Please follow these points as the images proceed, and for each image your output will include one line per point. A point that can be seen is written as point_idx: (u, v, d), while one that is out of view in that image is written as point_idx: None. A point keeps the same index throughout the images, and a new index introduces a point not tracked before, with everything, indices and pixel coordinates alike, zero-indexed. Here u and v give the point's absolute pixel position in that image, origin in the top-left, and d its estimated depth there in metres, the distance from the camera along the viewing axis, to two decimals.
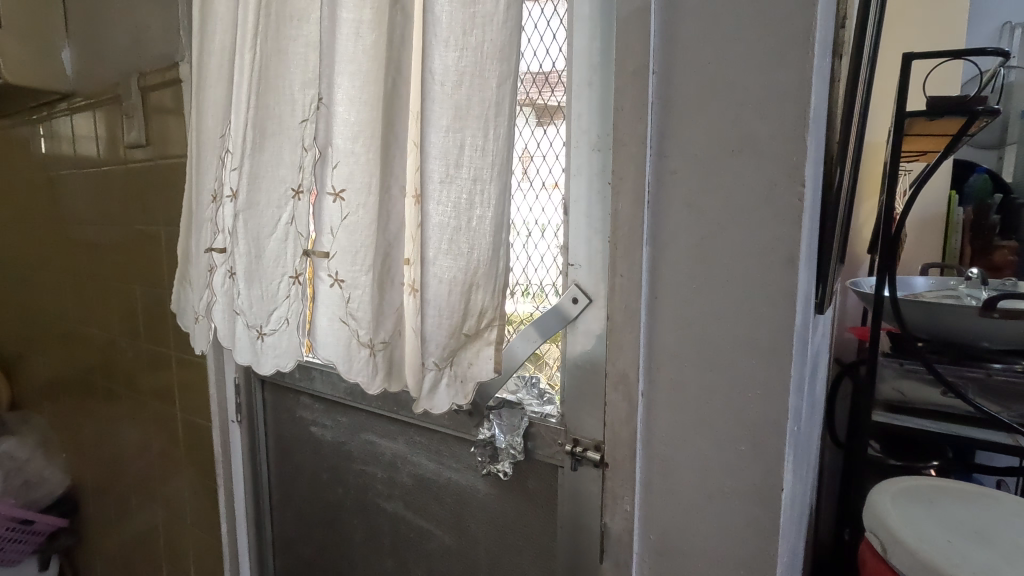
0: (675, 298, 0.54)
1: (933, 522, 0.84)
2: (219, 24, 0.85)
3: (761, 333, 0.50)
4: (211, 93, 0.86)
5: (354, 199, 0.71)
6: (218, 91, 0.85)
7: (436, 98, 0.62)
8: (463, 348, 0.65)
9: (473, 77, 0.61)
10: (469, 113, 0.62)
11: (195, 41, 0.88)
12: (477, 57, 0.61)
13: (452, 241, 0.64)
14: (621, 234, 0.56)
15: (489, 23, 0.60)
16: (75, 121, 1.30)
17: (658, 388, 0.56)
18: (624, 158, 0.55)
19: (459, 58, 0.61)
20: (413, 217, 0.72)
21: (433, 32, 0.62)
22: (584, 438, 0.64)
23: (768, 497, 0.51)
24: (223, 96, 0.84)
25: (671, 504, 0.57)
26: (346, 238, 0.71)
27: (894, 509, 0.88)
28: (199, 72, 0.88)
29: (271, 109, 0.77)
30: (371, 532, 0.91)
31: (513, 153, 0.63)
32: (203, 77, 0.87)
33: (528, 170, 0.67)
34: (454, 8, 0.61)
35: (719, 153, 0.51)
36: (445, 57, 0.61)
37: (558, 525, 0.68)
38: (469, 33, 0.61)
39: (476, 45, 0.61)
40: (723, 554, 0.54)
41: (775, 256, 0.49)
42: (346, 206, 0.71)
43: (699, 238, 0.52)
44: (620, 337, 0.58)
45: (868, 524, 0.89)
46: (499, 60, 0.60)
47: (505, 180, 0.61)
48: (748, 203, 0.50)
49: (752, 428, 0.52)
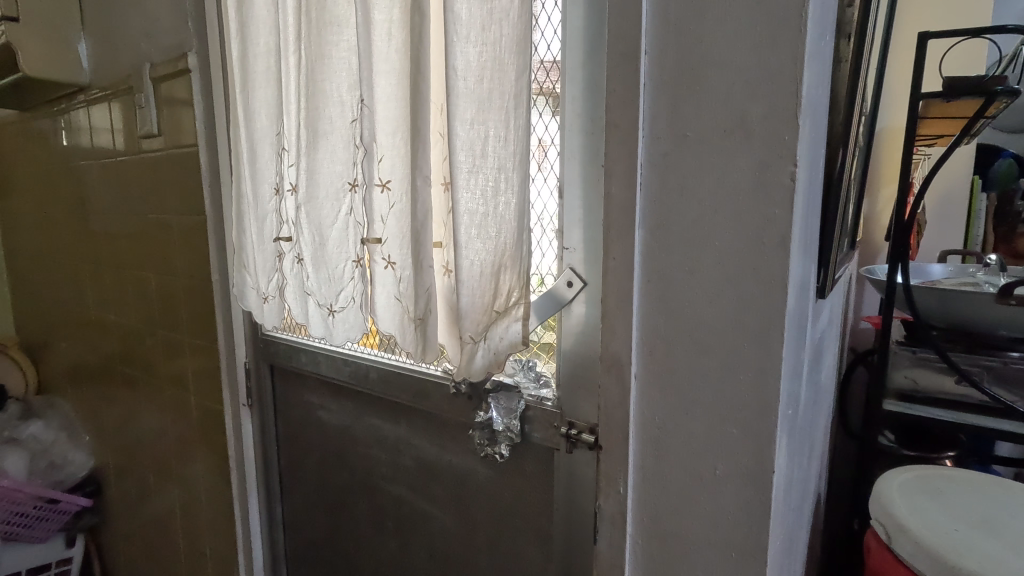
0: (669, 282, 0.54)
1: (941, 512, 0.82)
2: (258, 26, 0.85)
3: (753, 315, 0.50)
4: (254, 91, 0.87)
5: (400, 190, 0.74)
6: (267, 92, 0.86)
7: (461, 86, 0.62)
8: (493, 324, 0.65)
9: (493, 70, 0.62)
10: (491, 105, 0.62)
11: (235, 35, 0.89)
12: (496, 52, 0.61)
13: (482, 227, 0.64)
14: (614, 217, 0.56)
15: (506, 17, 0.61)
16: (92, 113, 1.33)
17: (649, 371, 0.56)
18: (615, 140, 0.55)
19: (480, 53, 0.62)
20: (442, 203, 0.72)
21: (453, 29, 0.62)
22: (579, 421, 0.65)
23: (759, 479, 0.52)
24: (256, 92, 0.87)
25: (663, 487, 0.57)
26: (394, 223, 0.74)
27: (901, 499, 0.87)
28: (241, 71, 0.89)
29: (319, 110, 0.78)
30: (375, 515, 0.93)
31: (529, 143, 0.64)
32: (248, 76, 0.88)
33: (539, 157, 0.66)
34: (473, 4, 0.61)
35: (708, 135, 0.50)
36: (467, 53, 0.62)
37: (554, 508, 0.69)
38: (487, 29, 0.61)
39: (496, 39, 0.61)
40: (714, 537, 0.55)
41: (768, 238, 0.49)
42: (392, 196, 0.74)
43: (690, 221, 0.52)
44: (613, 321, 0.57)
45: (874, 513, 0.88)
46: (516, 53, 0.61)
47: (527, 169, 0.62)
48: (741, 184, 0.49)
49: (745, 410, 0.52)
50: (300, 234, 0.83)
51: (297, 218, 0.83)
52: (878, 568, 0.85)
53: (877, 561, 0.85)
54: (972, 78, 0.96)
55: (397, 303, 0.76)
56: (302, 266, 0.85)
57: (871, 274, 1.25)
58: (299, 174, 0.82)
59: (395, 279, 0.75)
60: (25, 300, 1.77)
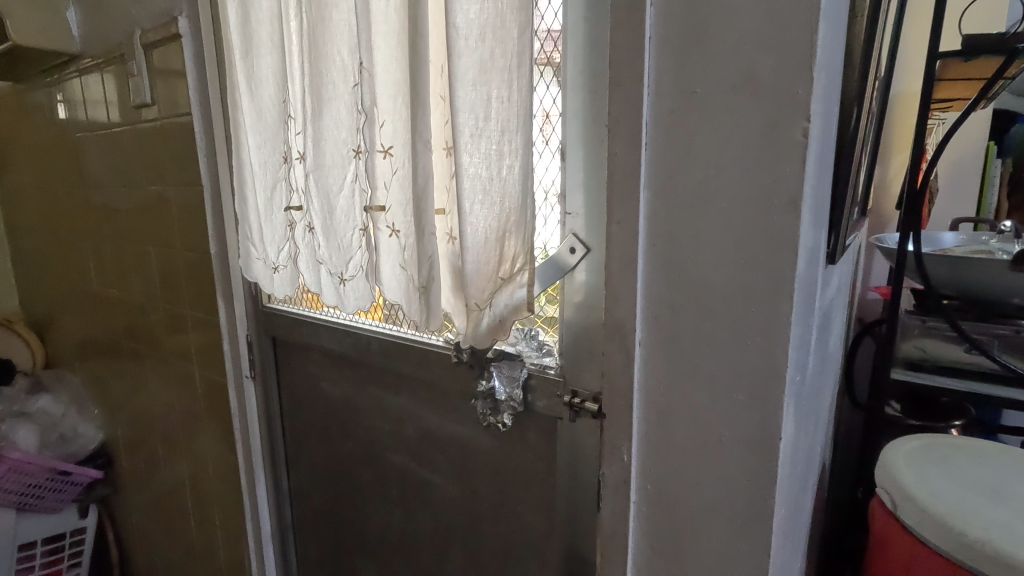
0: (674, 246, 0.52)
1: (947, 480, 0.82)
2: None
3: (761, 279, 0.49)
4: (253, 57, 0.85)
5: (402, 155, 0.71)
6: (268, 56, 0.83)
7: (462, 44, 0.60)
8: (498, 292, 0.64)
9: (495, 28, 0.59)
10: (494, 64, 0.60)
11: None
12: (498, 8, 0.59)
13: (485, 191, 0.63)
14: (617, 180, 0.54)
15: None
16: (85, 84, 1.31)
17: (651, 338, 0.55)
18: (619, 98, 0.52)
19: (482, 10, 0.59)
20: (445, 168, 0.70)
21: None
22: (582, 390, 0.64)
23: (764, 445, 0.51)
24: (256, 58, 0.85)
25: (667, 456, 0.56)
26: (398, 190, 0.72)
27: (907, 466, 0.86)
28: (239, 35, 0.86)
29: (320, 74, 0.76)
30: (379, 485, 0.93)
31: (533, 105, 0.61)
32: (249, 41, 0.85)
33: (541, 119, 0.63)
34: None
35: (716, 89, 0.48)
36: (469, 10, 0.59)
37: (557, 477, 0.69)
38: None
39: None
40: (717, 504, 0.54)
41: (777, 198, 0.47)
42: (395, 163, 0.72)
43: (696, 181, 0.50)
44: (617, 288, 0.56)
45: (879, 480, 0.87)
46: (518, 9, 0.58)
47: (530, 130, 0.60)
48: (751, 142, 0.47)
49: (751, 377, 0.50)
50: (308, 202, 0.82)
51: (305, 186, 0.81)
52: (883, 535, 0.84)
53: (881, 529, 0.85)
54: (993, 36, 0.92)
55: (402, 269, 0.74)
56: (312, 235, 0.84)
57: (882, 242, 1.22)
58: (307, 143, 0.80)
59: (398, 247, 0.74)
60: (29, 275, 1.77)
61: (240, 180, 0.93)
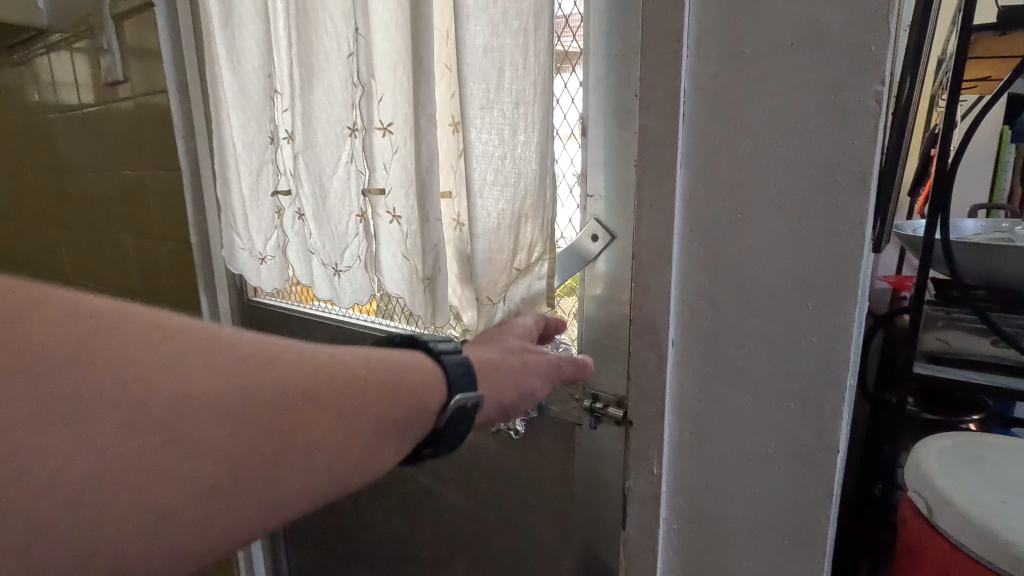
0: (717, 232, 0.45)
1: (986, 481, 0.76)
2: None
3: (820, 269, 0.42)
4: (234, 27, 0.77)
5: (404, 132, 0.64)
6: (252, 24, 0.75)
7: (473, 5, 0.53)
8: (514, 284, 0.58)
9: None
10: (507, 26, 0.53)
11: None
12: None
13: (499, 171, 0.57)
14: (648, 156, 0.47)
15: None
16: (54, 63, 1.22)
17: (686, 338, 0.49)
18: (652, 62, 0.45)
19: None
20: (451, 146, 0.63)
21: None
22: (604, 393, 0.57)
23: (819, 458, 0.45)
24: (236, 27, 0.77)
25: (704, 468, 0.50)
26: (400, 171, 0.65)
27: (940, 467, 0.80)
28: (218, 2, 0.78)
29: (310, 44, 0.68)
30: (376, 492, 0.87)
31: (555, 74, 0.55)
32: (229, 9, 0.77)
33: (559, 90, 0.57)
34: None
35: (770, 48, 0.41)
36: None
37: (574, 488, 0.62)
38: None
39: None
40: (762, 523, 0.48)
41: (841, 176, 0.40)
42: (396, 141, 0.64)
43: (744, 157, 0.43)
44: (647, 280, 0.49)
45: (912, 483, 0.81)
46: None
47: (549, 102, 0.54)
48: (811, 110, 0.40)
49: (805, 381, 0.44)
50: (298, 187, 0.74)
51: (295, 167, 0.74)
52: (921, 546, 0.78)
53: (915, 534, 0.79)
54: None
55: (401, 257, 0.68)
56: (302, 222, 0.77)
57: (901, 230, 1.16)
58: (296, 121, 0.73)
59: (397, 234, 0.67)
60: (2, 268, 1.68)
61: (222, 163, 0.85)
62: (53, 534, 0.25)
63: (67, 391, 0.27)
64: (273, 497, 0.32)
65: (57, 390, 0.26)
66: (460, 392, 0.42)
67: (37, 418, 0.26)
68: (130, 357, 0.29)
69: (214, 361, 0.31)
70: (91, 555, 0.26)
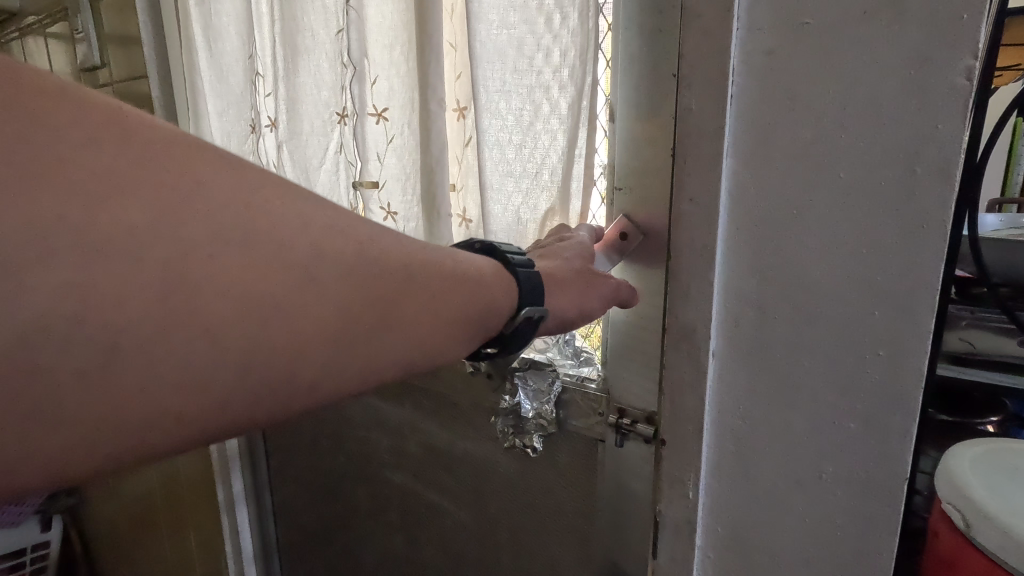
0: (768, 230, 0.40)
1: None
2: None
3: (891, 274, 0.37)
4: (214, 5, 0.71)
5: (401, 120, 0.59)
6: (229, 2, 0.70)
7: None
8: None
9: None
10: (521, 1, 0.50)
11: None
12: None
13: (512, 158, 0.55)
14: (689, 144, 0.41)
15: None
16: (29, 47, 1.15)
17: (729, 350, 0.43)
18: (696, 36, 0.40)
19: None
20: (457, 134, 0.58)
21: None
22: (632, 408, 0.52)
23: (882, 487, 0.40)
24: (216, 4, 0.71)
25: (746, 494, 0.45)
26: (395, 160, 0.60)
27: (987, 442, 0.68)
28: None
29: (296, 21, 0.62)
30: (376, 506, 0.81)
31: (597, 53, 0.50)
32: None
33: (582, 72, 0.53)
34: None
35: (838, 18, 0.35)
36: None
37: (596, 509, 0.57)
38: None
39: None
40: (815, 556, 0.43)
41: (921, 166, 0.35)
42: (391, 129, 0.60)
43: (802, 144, 0.38)
44: (685, 283, 0.44)
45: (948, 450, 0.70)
46: None
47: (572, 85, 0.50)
48: (884, 90, 0.35)
49: (868, 400, 0.39)
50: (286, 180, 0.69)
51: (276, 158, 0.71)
52: (945, 554, 0.60)
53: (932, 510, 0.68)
54: None
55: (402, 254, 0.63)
56: None
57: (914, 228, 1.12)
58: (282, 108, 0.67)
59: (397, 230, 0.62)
60: None
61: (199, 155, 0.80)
62: (210, 355, 0.29)
63: (215, 237, 0.29)
64: (369, 363, 0.35)
65: (207, 235, 0.29)
66: (529, 304, 0.43)
67: (200, 252, 0.29)
68: (268, 219, 0.32)
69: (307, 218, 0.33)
70: (237, 378, 0.30)
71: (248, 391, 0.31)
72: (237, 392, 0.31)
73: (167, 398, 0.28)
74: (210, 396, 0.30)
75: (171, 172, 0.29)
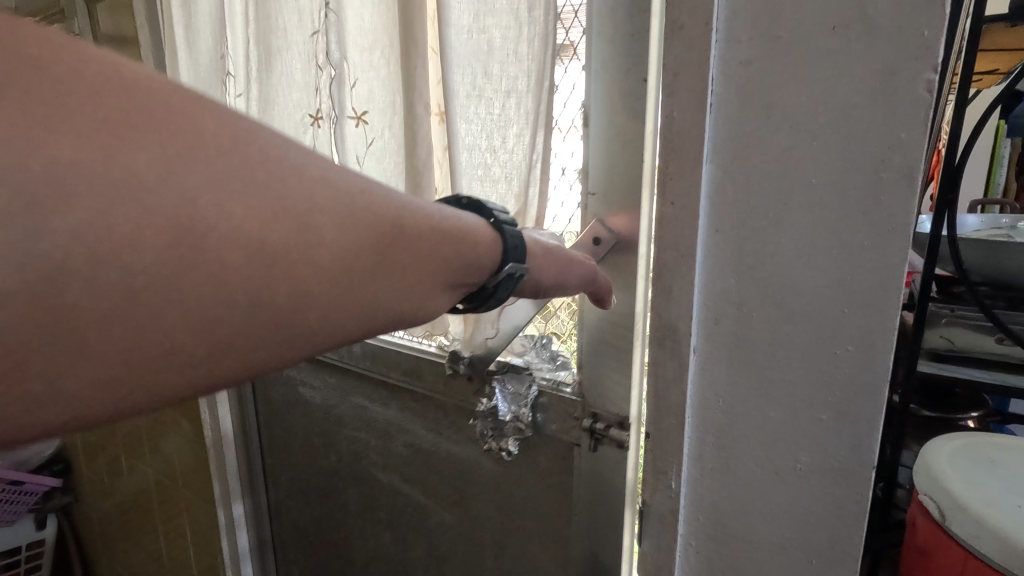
0: (747, 232, 0.42)
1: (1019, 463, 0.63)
2: None
3: (860, 272, 0.39)
4: (200, 8, 0.74)
5: (379, 122, 0.62)
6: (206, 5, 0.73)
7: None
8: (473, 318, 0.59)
9: None
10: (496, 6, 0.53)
11: None
12: None
13: (485, 161, 0.57)
14: (672, 148, 0.43)
15: None
16: None
17: (712, 348, 0.45)
18: (679, 46, 0.42)
19: None
20: (439, 137, 0.59)
21: None
22: (606, 413, 0.55)
23: (854, 474, 0.42)
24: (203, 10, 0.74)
25: (727, 484, 0.47)
26: (375, 165, 0.64)
27: (963, 437, 0.68)
28: None
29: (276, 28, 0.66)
30: (365, 505, 0.83)
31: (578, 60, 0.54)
32: None
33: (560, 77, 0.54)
34: None
35: (813, 30, 0.37)
36: None
37: (575, 509, 0.59)
38: None
39: None
40: (791, 542, 0.45)
41: (887, 172, 0.37)
42: (370, 131, 0.63)
43: (777, 150, 0.40)
44: (669, 281, 0.46)
45: (928, 442, 0.71)
46: None
47: (541, 91, 0.52)
48: (851, 99, 0.37)
49: (839, 392, 0.41)
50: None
51: None
52: (921, 542, 0.63)
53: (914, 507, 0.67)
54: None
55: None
56: None
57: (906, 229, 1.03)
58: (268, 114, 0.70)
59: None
60: None
61: None
62: (210, 308, 0.27)
63: (208, 178, 0.26)
64: (371, 316, 0.34)
65: (199, 173, 0.26)
66: (512, 262, 0.42)
67: (194, 204, 0.26)
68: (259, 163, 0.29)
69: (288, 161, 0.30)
70: (236, 328, 0.28)
71: (250, 340, 0.29)
72: (239, 345, 0.29)
73: (169, 353, 0.27)
74: (208, 350, 0.28)
75: (149, 108, 0.26)
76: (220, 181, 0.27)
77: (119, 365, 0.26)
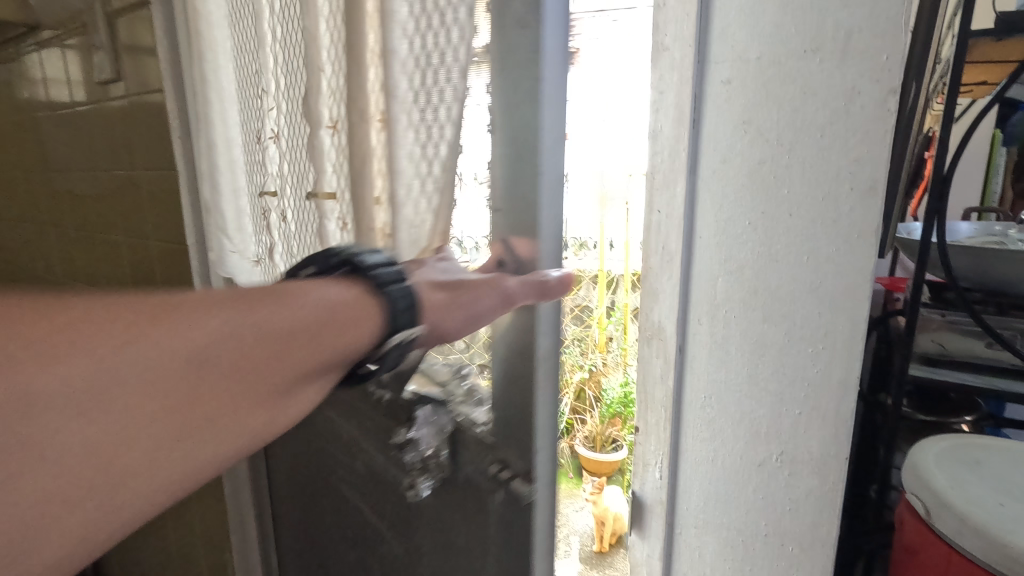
0: (727, 238, 0.45)
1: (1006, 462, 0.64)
2: None
3: (830, 275, 0.42)
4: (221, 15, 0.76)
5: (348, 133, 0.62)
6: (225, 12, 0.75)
7: None
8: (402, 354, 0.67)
9: None
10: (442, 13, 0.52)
11: None
12: None
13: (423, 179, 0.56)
14: (659, 160, 0.47)
15: None
16: (45, 59, 1.20)
17: (698, 346, 0.48)
18: (665, 67, 0.46)
19: None
20: (380, 143, 0.59)
21: None
22: (514, 464, 0.57)
23: (829, 463, 0.45)
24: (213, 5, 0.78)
25: (711, 475, 0.49)
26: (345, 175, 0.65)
27: (950, 437, 0.70)
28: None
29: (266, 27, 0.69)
30: (338, 509, 0.88)
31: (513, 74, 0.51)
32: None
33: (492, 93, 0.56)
34: None
35: (785, 52, 0.41)
36: None
37: (489, 546, 0.62)
38: None
39: None
40: (771, 529, 0.48)
41: (854, 183, 0.40)
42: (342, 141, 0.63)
43: (754, 163, 0.43)
44: (656, 283, 0.49)
45: (913, 445, 0.72)
46: None
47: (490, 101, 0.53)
48: (820, 116, 0.41)
49: (814, 387, 0.44)
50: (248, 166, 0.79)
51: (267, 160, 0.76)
52: (909, 540, 0.64)
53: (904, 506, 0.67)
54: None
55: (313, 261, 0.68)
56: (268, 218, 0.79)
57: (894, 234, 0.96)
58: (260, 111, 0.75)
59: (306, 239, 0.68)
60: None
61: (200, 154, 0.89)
62: (149, 470, 0.35)
63: (139, 368, 0.34)
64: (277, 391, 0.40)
65: (134, 369, 0.34)
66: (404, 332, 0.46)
67: (118, 395, 0.33)
68: (162, 324, 0.35)
69: (188, 324, 0.36)
70: (179, 474, 0.36)
71: (196, 467, 0.37)
72: (198, 473, 0.37)
73: (137, 508, 0.35)
74: (167, 494, 0.36)
75: (53, 344, 0.32)
76: (142, 374, 0.34)
77: (90, 526, 0.33)
